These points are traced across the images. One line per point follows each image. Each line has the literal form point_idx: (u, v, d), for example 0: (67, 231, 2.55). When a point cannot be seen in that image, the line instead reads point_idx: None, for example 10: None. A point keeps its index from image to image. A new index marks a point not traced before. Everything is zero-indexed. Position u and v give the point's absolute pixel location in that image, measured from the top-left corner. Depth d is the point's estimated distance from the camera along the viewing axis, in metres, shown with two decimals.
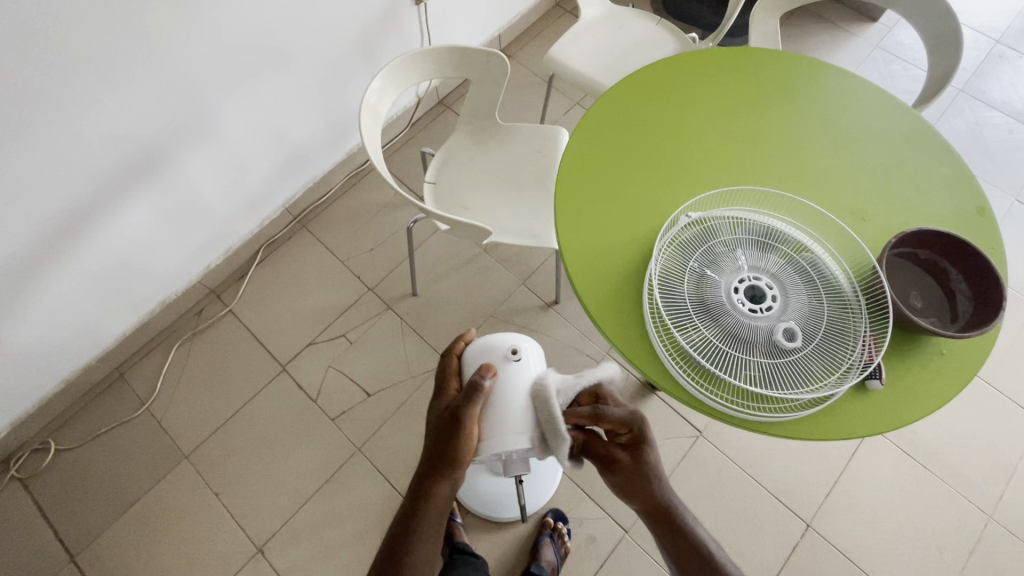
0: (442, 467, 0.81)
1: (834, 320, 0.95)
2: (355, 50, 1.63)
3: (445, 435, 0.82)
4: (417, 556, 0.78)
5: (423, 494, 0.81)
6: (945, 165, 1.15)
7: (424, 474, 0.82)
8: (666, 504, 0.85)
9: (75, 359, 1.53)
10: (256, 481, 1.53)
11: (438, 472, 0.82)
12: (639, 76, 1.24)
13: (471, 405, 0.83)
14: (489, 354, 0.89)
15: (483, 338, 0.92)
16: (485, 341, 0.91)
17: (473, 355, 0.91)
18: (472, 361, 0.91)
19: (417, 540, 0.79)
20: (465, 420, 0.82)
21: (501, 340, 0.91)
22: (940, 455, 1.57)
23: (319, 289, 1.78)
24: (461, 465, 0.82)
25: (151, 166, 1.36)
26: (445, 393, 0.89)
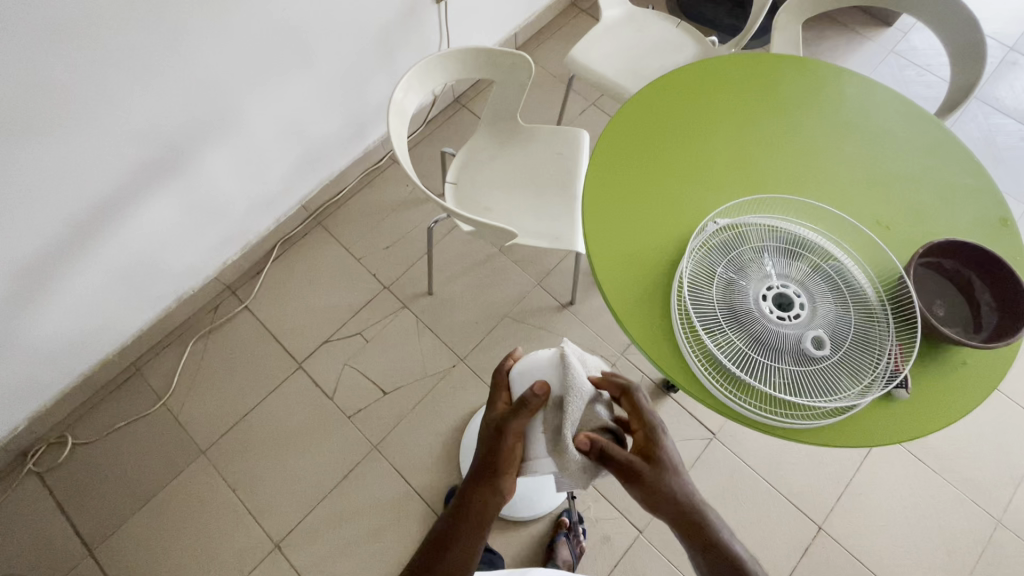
0: (488, 474, 0.84)
1: (861, 329, 0.96)
2: (376, 48, 1.63)
3: (492, 444, 0.85)
4: (453, 553, 0.80)
5: (467, 496, 0.84)
6: (970, 176, 1.16)
7: (470, 478, 0.85)
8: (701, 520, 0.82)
9: (93, 353, 1.54)
10: (273, 477, 1.54)
11: (482, 479, 0.84)
12: (667, 81, 1.25)
13: (517, 419, 0.84)
14: (538, 370, 0.88)
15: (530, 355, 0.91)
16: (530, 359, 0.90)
17: (526, 368, 0.90)
18: (521, 377, 0.90)
19: (455, 539, 0.80)
20: (511, 433, 0.84)
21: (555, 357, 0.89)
22: (950, 460, 1.59)
23: (335, 286, 1.78)
24: (506, 475, 0.84)
25: (176, 164, 1.36)
26: (495, 405, 0.90)
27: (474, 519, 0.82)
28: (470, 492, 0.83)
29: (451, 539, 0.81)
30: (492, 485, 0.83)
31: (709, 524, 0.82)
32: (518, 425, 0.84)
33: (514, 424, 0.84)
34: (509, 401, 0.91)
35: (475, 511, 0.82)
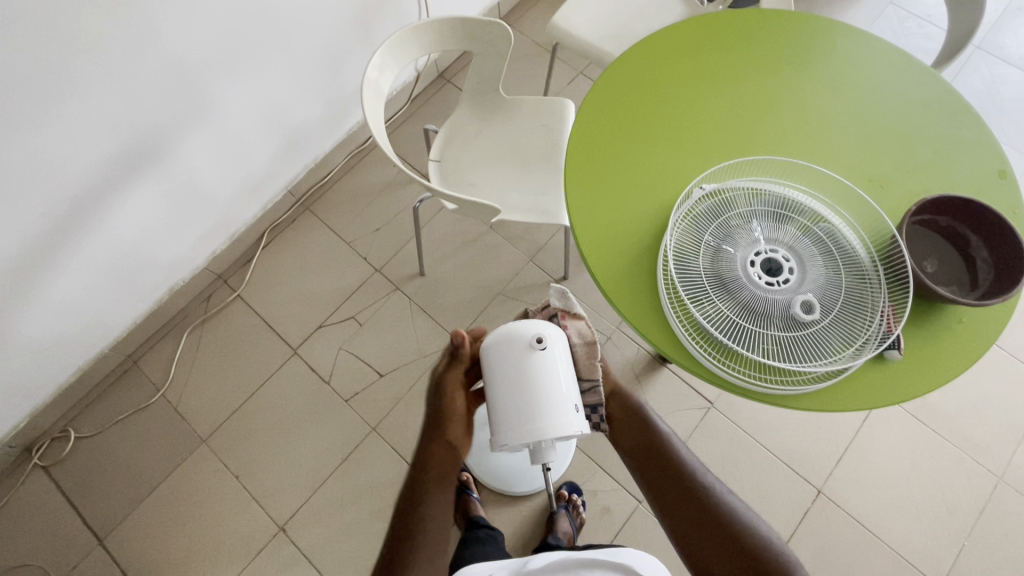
0: (432, 428, 0.88)
1: (852, 291, 0.94)
2: (351, 23, 1.57)
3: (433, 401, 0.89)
4: (430, 499, 0.83)
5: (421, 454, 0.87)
6: (967, 129, 1.11)
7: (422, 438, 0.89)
8: (657, 438, 0.89)
9: (88, 348, 1.54)
10: (274, 463, 1.56)
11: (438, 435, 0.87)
12: (649, 44, 1.20)
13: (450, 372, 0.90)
14: (510, 344, 0.81)
15: (504, 326, 0.83)
16: (503, 330, 0.83)
17: (496, 343, 0.82)
18: (487, 352, 0.83)
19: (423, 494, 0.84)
20: (448, 386, 0.89)
21: (524, 326, 0.82)
22: (951, 420, 1.57)
23: (326, 271, 1.77)
24: (453, 423, 0.88)
25: (150, 152, 1.33)
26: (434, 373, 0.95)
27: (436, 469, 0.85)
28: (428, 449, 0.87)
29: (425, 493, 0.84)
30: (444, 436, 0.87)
31: (663, 438, 0.89)
32: (453, 377, 0.90)
33: (453, 377, 0.90)
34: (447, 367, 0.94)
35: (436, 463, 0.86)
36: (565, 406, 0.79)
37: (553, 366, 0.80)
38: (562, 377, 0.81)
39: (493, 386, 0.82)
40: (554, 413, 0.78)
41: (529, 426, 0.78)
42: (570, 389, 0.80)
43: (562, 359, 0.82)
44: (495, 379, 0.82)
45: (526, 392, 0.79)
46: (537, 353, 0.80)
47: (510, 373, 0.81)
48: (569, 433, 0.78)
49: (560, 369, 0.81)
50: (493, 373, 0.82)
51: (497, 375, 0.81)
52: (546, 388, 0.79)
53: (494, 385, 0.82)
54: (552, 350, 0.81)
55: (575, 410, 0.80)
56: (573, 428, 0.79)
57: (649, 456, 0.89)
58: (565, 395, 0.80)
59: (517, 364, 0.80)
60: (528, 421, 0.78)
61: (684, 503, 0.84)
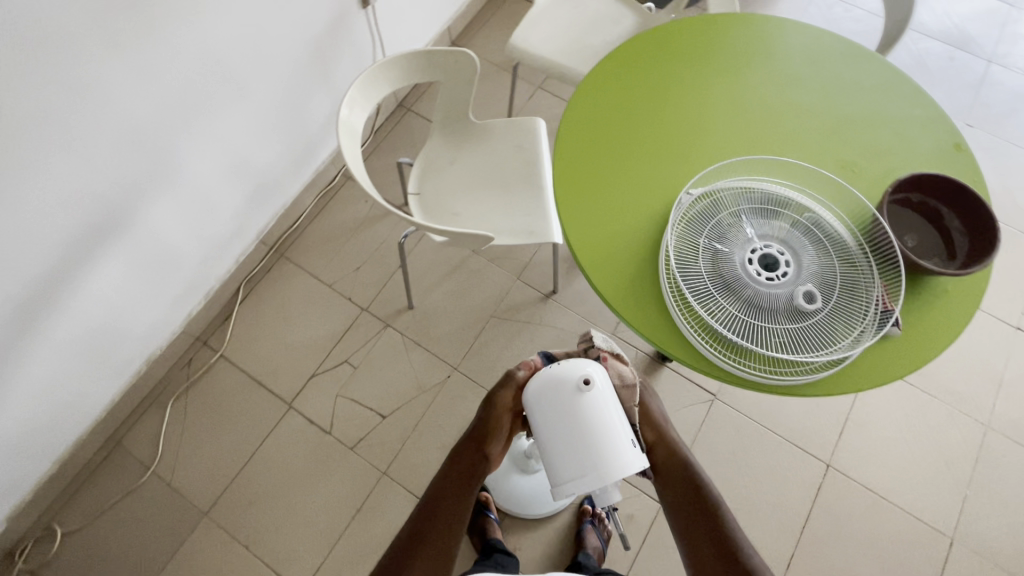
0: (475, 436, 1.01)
1: (846, 276, 0.98)
2: (308, 63, 1.54)
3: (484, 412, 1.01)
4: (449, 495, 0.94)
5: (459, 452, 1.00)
6: (919, 108, 1.18)
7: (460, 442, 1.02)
8: (704, 498, 0.94)
9: (65, 436, 1.44)
10: (284, 526, 1.49)
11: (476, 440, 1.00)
12: (614, 59, 1.23)
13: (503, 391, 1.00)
14: (557, 390, 0.81)
15: (548, 371, 0.83)
16: (546, 376, 0.83)
17: (543, 390, 0.83)
18: (535, 401, 0.83)
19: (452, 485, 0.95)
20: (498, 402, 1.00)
21: (568, 370, 0.83)
22: (935, 377, 1.66)
23: (311, 318, 1.71)
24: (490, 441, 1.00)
25: (113, 223, 1.26)
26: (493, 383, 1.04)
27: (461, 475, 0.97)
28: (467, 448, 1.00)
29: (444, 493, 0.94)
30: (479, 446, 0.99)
31: (710, 498, 0.94)
32: (505, 395, 1.00)
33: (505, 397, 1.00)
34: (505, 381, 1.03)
35: (463, 467, 0.98)
36: (623, 443, 0.78)
37: (603, 405, 0.80)
38: (613, 414, 0.80)
39: (546, 435, 0.81)
40: (613, 453, 0.77)
41: (589, 471, 0.77)
42: (624, 426, 0.79)
43: (611, 396, 0.81)
44: (548, 427, 0.81)
45: (581, 435, 0.78)
46: (585, 394, 0.80)
47: (562, 419, 0.80)
48: (632, 470, 0.77)
49: (611, 406, 0.80)
50: (545, 421, 0.81)
51: (550, 423, 0.81)
52: (601, 428, 0.78)
53: (548, 433, 0.81)
54: (599, 389, 0.81)
55: (633, 445, 0.79)
56: (635, 464, 0.77)
57: (692, 513, 0.94)
58: (621, 432, 0.79)
59: (568, 408, 0.80)
60: (588, 465, 0.77)
61: (716, 558, 0.88)
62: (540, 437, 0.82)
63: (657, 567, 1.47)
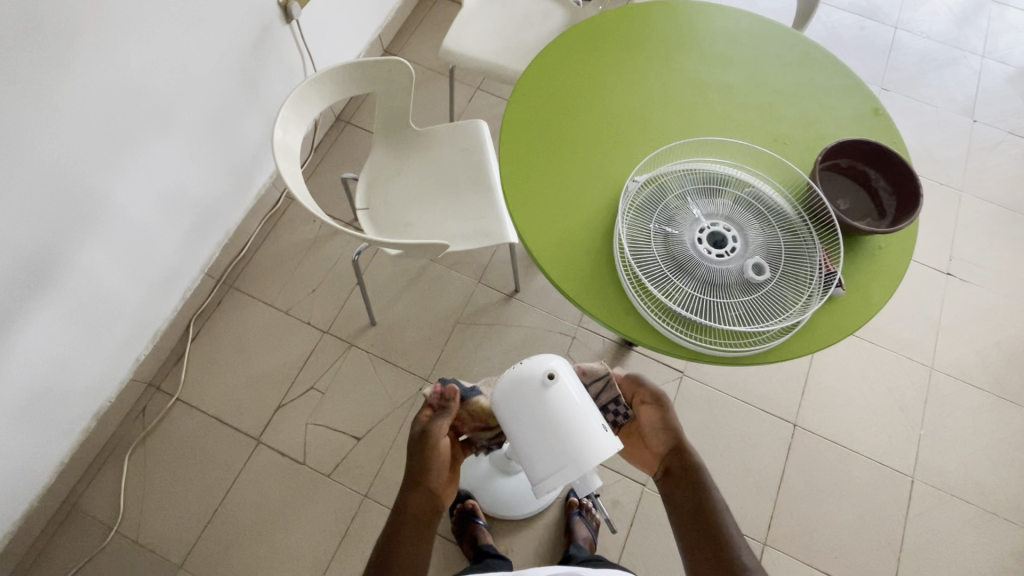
0: (416, 476, 0.90)
1: (790, 244, 1.02)
2: (235, 85, 1.48)
3: (421, 449, 0.92)
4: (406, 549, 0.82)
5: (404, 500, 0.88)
6: (838, 78, 1.25)
7: (403, 491, 0.89)
8: (709, 505, 0.85)
9: (13, 507, 1.34)
10: (266, 565, 1.43)
11: (422, 479, 0.89)
12: (548, 55, 1.24)
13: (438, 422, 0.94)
14: (523, 388, 0.81)
15: (512, 371, 0.83)
16: (511, 378, 0.83)
17: (509, 391, 0.82)
18: (503, 404, 0.83)
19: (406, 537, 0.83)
20: (435, 431, 0.94)
21: (531, 366, 0.82)
22: (881, 329, 1.76)
23: (270, 347, 1.65)
24: (434, 472, 0.91)
25: (41, 273, 1.18)
26: (419, 418, 0.96)
27: (416, 523, 0.85)
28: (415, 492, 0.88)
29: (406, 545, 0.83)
30: (428, 484, 0.89)
31: (715, 507, 0.85)
32: (441, 424, 0.95)
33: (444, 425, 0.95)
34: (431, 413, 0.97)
35: (417, 512, 0.86)
36: (594, 430, 0.79)
37: (570, 396, 0.80)
38: (581, 404, 0.80)
39: (518, 435, 0.81)
40: (586, 441, 0.78)
41: (565, 463, 0.77)
42: (594, 412, 0.80)
43: (576, 385, 0.82)
44: (520, 427, 0.81)
45: (553, 429, 0.79)
46: (550, 388, 0.80)
47: (532, 416, 0.80)
48: (606, 455, 0.78)
49: (577, 396, 0.80)
50: (516, 422, 0.81)
51: (521, 423, 0.81)
52: (571, 419, 0.79)
53: (520, 433, 0.81)
54: (564, 381, 0.81)
55: (604, 430, 0.79)
56: (609, 449, 0.78)
57: (694, 522, 0.85)
58: (590, 420, 0.79)
59: (536, 406, 0.80)
60: (563, 458, 0.78)
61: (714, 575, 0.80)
62: (513, 439, 0.82)
63: (648, 547, 1.51)
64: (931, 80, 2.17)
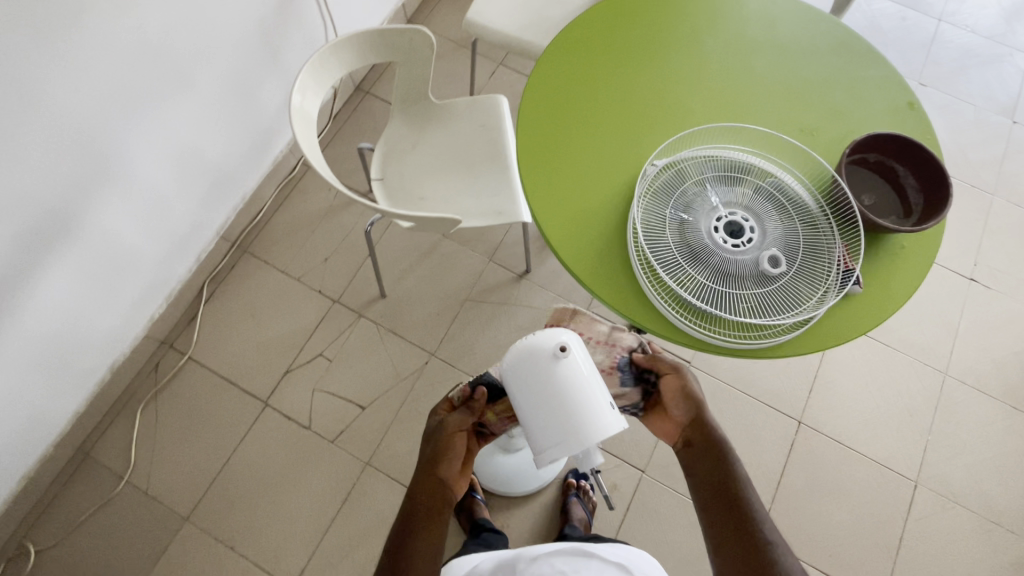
0: (428, 465, 0.89)
1: (809, 239, 0.99)
2: (256, 48, 1.47)
3: (435, 439, 0.92)
4: (417, 543, 0.81)
5: (414, 488, 0.88)
6: (874, 69, 1.20)
7: (415, 476, 0.89)
8: (731, 477, 0.85)
9: (29, 452, 1.39)
10: (268, 524, 1.48)
11: (435, 468, 0.89)
12: (573, 31, 1.20)
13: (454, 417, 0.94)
14: (534, 358, 0.81)
15: (523, 341, 0.83)
16: (521, 348, 0.82)
17: (520, 360, 0.82)
18: (514, 371, 0.83)
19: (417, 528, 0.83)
20: (449, 426, 0.93)
21: (543, 338, 0.82)
22: (897, 331, 1.73)
23: (281, 313, 1.67)
24: (445, 463, 0.90)
25: (60, 225, 1.20)
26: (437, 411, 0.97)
27: (426, 511, 0.84)
28: (428, 482, 0.87)
29: (419, 536, 0.82)
30: (440, 472, 0.89)
31: (737, 478, 0.85)
32: (458, 419, 0.94)
33: (462, 419, 0.94)
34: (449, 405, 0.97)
35: (428, 500, 0.86)
36: (601, 407, 0.78)
37: (580, 371, 0.80)
38: (590, 380, 0.80)
39: (525, 405, 0.82)
40: (591, 417, 0.78)
41: (569, 437, 0.78)
42: (602, 389, 0.80)
43: (587, 362, 0.82)
44: (526, 397, 0.81)
45: (559, 402, 0.79)
46: (561, 361, 0.80)
47: (540, 388, 0.80)
48: (610, 432, 0.78)
49: (587, 371, 0.80)
50: (523, 393, 0.82)
51: (528, 394, 0.81)
52: (578, 394, 0.79)
53: (527, 403, 0.81)
54: (575, 356, 0.81)
55: (611, 408, 0.79)
56: (613, 427, 0.78)
57: (714, 489, 0.85)
58: (598, 397, 0.79)
59: (544, 378, 0.80)
60: (567, 432, 0.78)
61: (734, 545, 0.80)
62: (519, 407, 0.82)
63: (642, 532, 1.52)
64: (972, 77, 2.08)
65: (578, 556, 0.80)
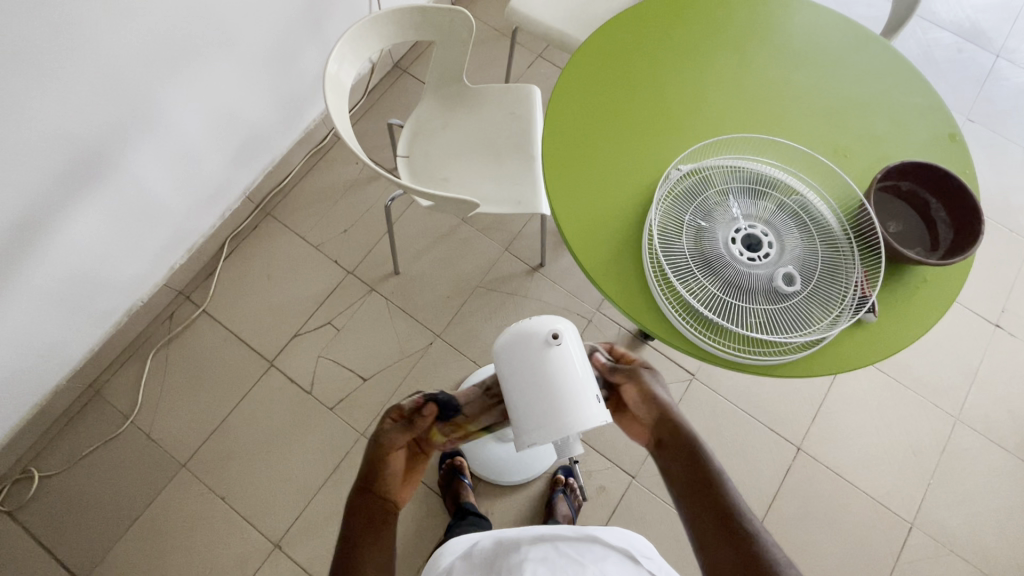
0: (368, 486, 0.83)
1: (828, 260, 0.98)
2: (300, 16, 1.49)
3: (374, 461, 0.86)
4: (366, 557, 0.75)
5: (356, 506, 0.81)
6: (919, 96, 1.16)
7: (353, 492, 0.83)
8: (709, 475, 0.80)
9: (43, 382, 1.44)
10: (260, 481, 1.51)
11: (369, 487, 0.83)
12: (614, 27, 1.20)
13: (399, 433, 0.90)
14: (526, 342, 0.82)
15: (519, 325, 0.84)
16: (516, 331, 0.83)
17: (513, 342, 0.83)
18: (506, 354, 0.84)
19: (364, 545, 0.76)
20: (390, 445, 0.89)
21: (538, 324, 0.83)
22: (911, 369, 1.68)
23: (296, 278, 1.70)
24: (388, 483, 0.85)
25: (93, 168, 1.23)
26: (383, 421, 0.92)
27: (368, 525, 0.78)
28: (360, 504, 0.81)
29: (360, 549, 0.75)
30: (378, 489, 0.83)
31: (715, 475, 0.79)
32: (400, 437, 0.90)
33: (405, 435, 0.90)
34: (397, 414, 0.93)
35: (367, 516, 0.80)
36: (586, 397, 0.78)
37: (571, 360, 0.80)
38: (579, 370, 0.81)
39: (510, 387, 0.82)
40: (577, 406, 0.78)
41: (552, 422, 0.78)
42: (590, 380, 0.80)
43: (578, 352, 0.82)
44: (514, 379, 0.82)
45: (546, 387, 0.79)
46: (554, 347, 0.81)
47: (528, 371, 0.81)
48: (593, 423, 0.78)
49: (577, 361, 0.81)
50: (511, 374, 0.82)
51: (515, 376, 0.82)
52: (566, 381, 0.79)
53: (514, 385, 0.81)
54: (567, 344, 0.82)
55: (596, 400, 0.79)
56: (597, 418, 0.78)
57: (694, 488, 0.79)
58: (586, 387, 0.79)
59: (534, 362, 0.80)
60: (551, 417, 0.78)
61: (724, 542, 0.73)
62: (506, 389, 0.82)
63: None
64: None
65: (583, 541, 0.74)
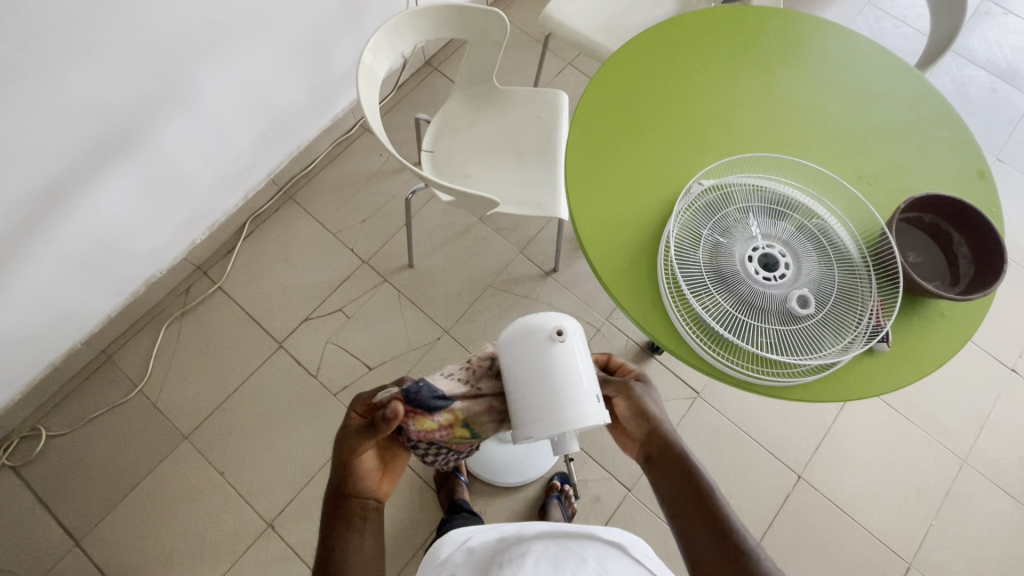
0: (342, 488, 0.77)
1: (845, 286, 0.97)
2: (338, 7, 1.52)
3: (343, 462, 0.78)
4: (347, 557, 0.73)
5: (334, 507, 0.77)
6: (948, 130, 1.16)
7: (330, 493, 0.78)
8: (713, 499, 0.76)
9: (58, 343, 1.47)
10: (259, 459, 1.53)
11: (343, 490, 0.77)
12: (645, 38, 1.20)
13: (363, 440, 0.77)
14: (531, 336, 0.81)
15: (524, 318, 0.83)
16: (521, 324, 0.82)
17: (518, 334, 0.82)
18: (509, 346, 0.83)
19: (343, 545, 0.74)
20: (357, 450, 0.77)
21: (544, 319, 0.82)
22: (921, 407, 1.65)
23: (312, 263, 1.72)
24: (362, 484, 0.77)
25: (125, 139, 1.26)
26: (347, 420, 0.80)
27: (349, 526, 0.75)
28: (338, 506, 0.77)
29: (342, 550, 0.73)
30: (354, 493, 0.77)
31: (709, 492, 0.77)
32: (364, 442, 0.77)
33: (369, 438, 0.77)
34: (361, 412, 0.80)
35: (349, 517, 0.76)
36: (586, 396, 0.79)
37: (573, 358, 0.80)
38: (582, 369, 0.80)
39: (513, 379, 0.82)
40: (576, 404, 0.78)
41: (550, 418, 0.78)
42: (592, 380, 0.80)
43: (581, 351, 0.81)
44: (516, 372, 0.81)
45: (547, 383, 0.79)
46: (557, 345, 0.79)
47: (531, 366, 0.80)
48: (591, 422, 0.78)
49: (580, 359, 0.80)
50: (514, 366, 0.82)
51: (518, 368, 0.81)
52: (567, 379, 0.79)
53: (516, 377, 0.81)
54: (571, 342, 0.81)
55: (596, 399, 0.79)
56: (595, 418, 0.78)
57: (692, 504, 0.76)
58: (586, 386, 0.79)
59: (538, 358, 0.80)
60: (548, 413, 0.78)
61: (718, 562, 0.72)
62: (509, 380, 0.82)
63: None
64: None
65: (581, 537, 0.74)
